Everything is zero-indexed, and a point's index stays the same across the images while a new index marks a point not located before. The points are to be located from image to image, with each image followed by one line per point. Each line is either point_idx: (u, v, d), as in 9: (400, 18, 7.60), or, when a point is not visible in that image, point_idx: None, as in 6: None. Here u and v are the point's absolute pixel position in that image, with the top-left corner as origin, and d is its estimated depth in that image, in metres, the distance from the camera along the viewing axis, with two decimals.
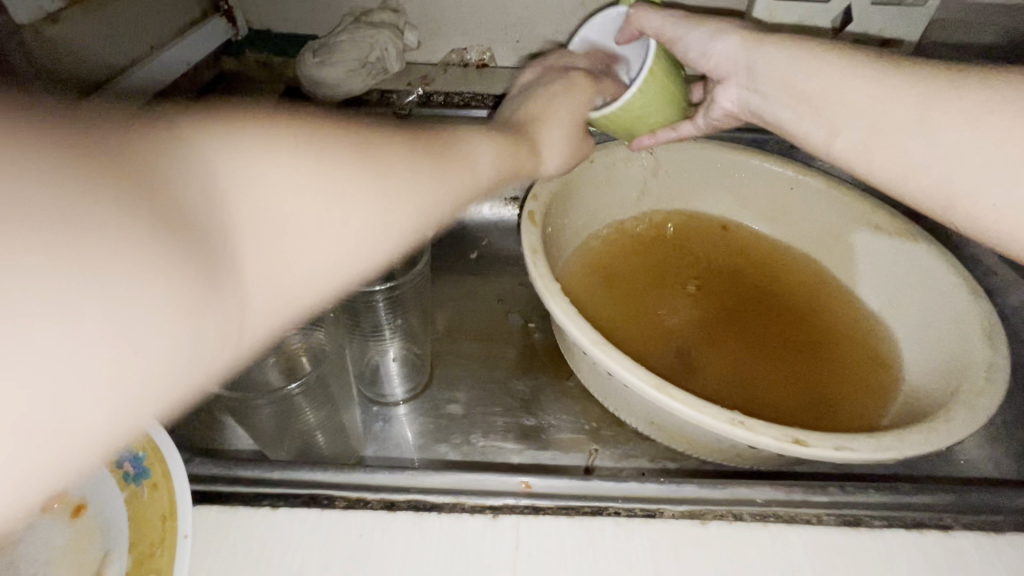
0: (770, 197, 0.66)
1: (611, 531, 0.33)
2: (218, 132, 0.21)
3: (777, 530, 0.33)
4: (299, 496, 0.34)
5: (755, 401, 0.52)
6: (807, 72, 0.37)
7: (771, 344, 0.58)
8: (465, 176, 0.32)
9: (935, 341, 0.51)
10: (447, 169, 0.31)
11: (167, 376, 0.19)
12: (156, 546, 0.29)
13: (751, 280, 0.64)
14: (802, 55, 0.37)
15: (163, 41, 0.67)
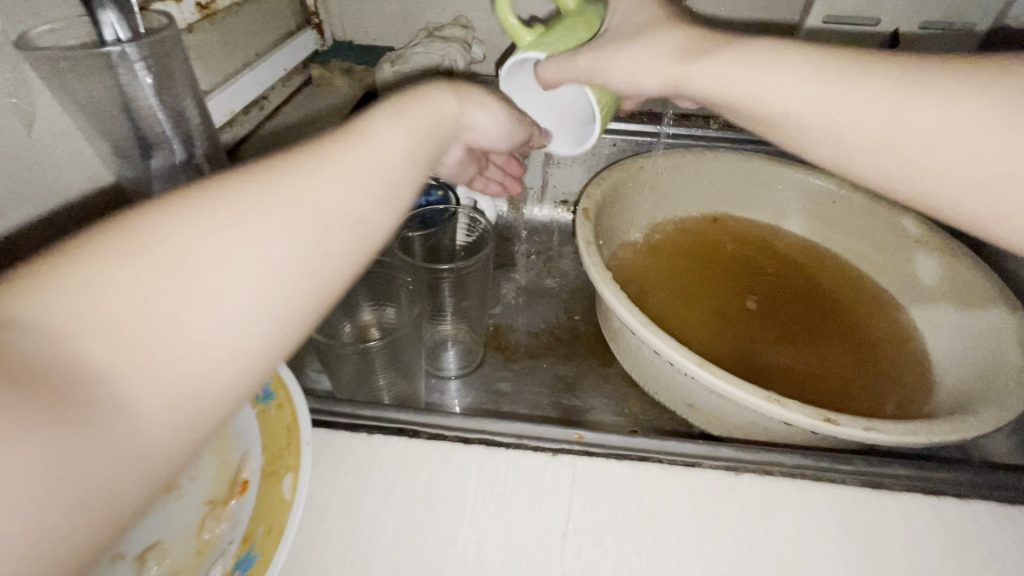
0: (815, 207, 0.70)
1: (655, 475, 0.38)
2: (32, 279, 0.18)
3: (804, 485, 0.37)
4: (389, 428, 0.40)
5: (795, 391, 0.55)
6: None
7: (809, 344, 0.61)
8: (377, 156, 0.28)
9: (971, 344, 0.53)
10: (352, 161, 0.27)
11: (48, 522, 0.16)
12: (284, 449, 0.35)
13: (795, 284, 0.67)
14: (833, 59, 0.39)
15: (266, 49, 0.77)
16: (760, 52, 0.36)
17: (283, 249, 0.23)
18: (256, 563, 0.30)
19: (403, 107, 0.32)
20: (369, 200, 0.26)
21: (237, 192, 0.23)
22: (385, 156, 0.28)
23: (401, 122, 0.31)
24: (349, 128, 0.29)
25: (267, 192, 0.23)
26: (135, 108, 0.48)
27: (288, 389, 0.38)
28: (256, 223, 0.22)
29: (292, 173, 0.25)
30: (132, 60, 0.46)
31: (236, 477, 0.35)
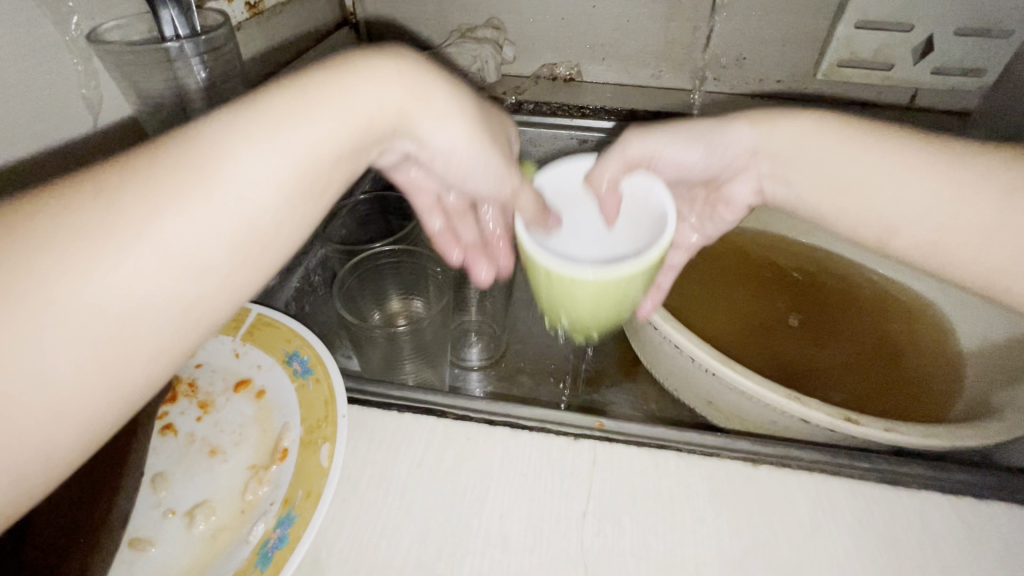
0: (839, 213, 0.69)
1: (674, 463, 0.39)
2: None
3: (821, 479, 0.38)
4: (418, 408, 0.42)
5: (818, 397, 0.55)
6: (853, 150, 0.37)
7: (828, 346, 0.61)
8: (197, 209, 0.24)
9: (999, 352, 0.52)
10: (158, 222, 0.23)
11: None
12: (322, 421, 0.37)
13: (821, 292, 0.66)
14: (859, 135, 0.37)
15: (306, 47, 0.80)
16: (789, 131, 0.39)
17: (63, 325, 0.21)
18: (296, 523, 0.32)
19: (285, 120, 0.26)
20: (178, 270, 0.23)
21: (11, 266, 0.21)
22: (217, 207, 0.24)
23: (266, 151, 0.25)
24: (178, 163, 0.24)
25: (51, 258, 0.21)
26: (187, 103, 0.51)
27: (326, 366, 0.40)
28: (40, 300, 0.21)
29: (86, 226, 0.22)
30: (189, 56, 0.49)
31: (278, 444, 0.37)
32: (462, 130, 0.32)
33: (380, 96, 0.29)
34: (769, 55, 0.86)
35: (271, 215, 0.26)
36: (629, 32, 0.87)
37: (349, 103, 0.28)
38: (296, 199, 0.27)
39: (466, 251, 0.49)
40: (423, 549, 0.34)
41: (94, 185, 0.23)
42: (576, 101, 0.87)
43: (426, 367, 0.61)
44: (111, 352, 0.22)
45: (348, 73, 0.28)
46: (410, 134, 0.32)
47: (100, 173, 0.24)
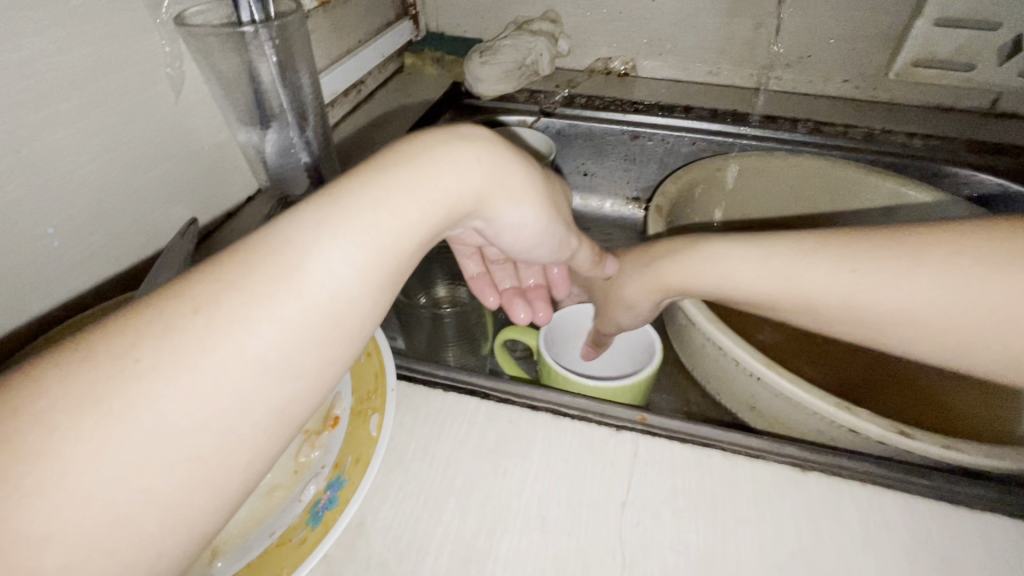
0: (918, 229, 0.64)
1: (717, 460, 0.38)
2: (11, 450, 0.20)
3: (876, 492, 0.37)
4: (461, 389, 0.42)
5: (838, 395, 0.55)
6: (736, 268, 0.44)
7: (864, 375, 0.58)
8: (304, 303, 0.26)
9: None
10: (272, 315, 0.25)
11: None
12: (372, 394, 0.39)
13: None
14: (729, 254, 0.44)
15: (368, 37, 0.82)
16: (675, 268, 0.47)
17: (187, 432, 0.23)
18: (345, 487, 0.33)
19: (362, 222, 0.28)
20: (276, 370, 0.25)
21: (149, 358, 0.23)
22: (308, 309, 0.26)
23: (344, 244, 0.27)
24: (276, 255, 0.26)
25: (169, 372, 0.23)
26: (260, 84, 0.53)
27: (377, 341, 0.42)
28: (175, 383, 0.23)
29: (194, 340, 0.24)
30: (263, 40, 0.51)
31: (329, 413, 0.39)
32: (530, 208, 0.37)
33: (446, 184, 0.32)
34: (837, 53, 0.82)
35: (353, 311, 0.28)
36: (689, 27, 0.85)
37: (415, 193, 0.31)
38: (372, 291, 0.29)
39: (502, 297, 0.53)
40: (464, 523, 0.34)
41: (196, 298, 0.25)
42: (630, 96, 0.86)
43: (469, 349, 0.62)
44: (227, 440, 0.24)
45: (418, 167, 0.31)
46: (479, 215, 0.36)
47: (196, 285, 0.25)
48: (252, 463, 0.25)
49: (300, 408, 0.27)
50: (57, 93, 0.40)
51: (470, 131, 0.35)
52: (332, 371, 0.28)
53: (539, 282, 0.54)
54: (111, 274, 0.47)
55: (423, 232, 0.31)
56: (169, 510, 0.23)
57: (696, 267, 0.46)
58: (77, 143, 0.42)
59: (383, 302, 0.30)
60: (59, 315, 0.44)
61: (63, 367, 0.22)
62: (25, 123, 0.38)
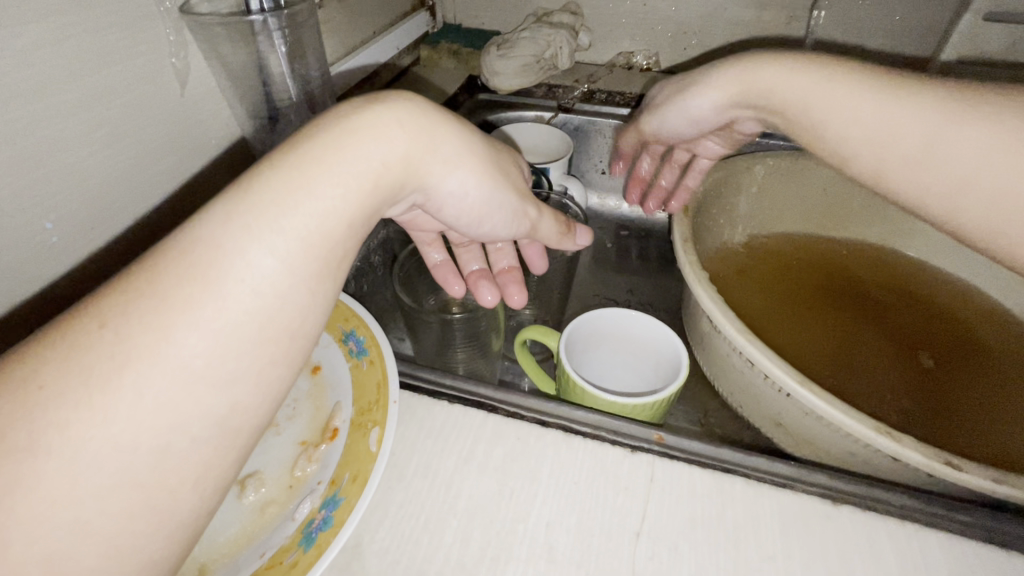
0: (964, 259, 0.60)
1: (741, 488, 0.35)
2: None
3: (915, 529, 0.34)
4: (468, 400, 0.40)
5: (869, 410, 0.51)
6: (807, 88, 0.39)
7: (910, 357, 0.56)
8: (243, 304, 0.24)
9: None
10: (210, 320, 0.24)
11: None
12: (373, 405, 0.37)
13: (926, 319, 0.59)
14: (816, 77, 0.39)
15: (383, 28, 0.80)
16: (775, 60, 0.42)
17: (108, 454, 0.21)
18: (340, 507, 0.31)
19: (279, 206, 0.26)
20: (208, 376, 0.23)
21: (85, 374, 0.21)
22: (232, 307, 0.24)
23: (270, 240, 0.25)
24: (207, 256, 0.24)
25: (79, 394, 0.21)
26: (270, 74, 0.52)
27: (379, 348, 0.40)
28: (118, 400, 0.21)
29: (126, 350, 0.22)
30: (272, 29, 0.50)
31: (329, 424, 0.37)
32: (466, 171, 0.35)
33: (372, 153, 0.30)
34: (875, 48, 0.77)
35: (289, 304, 0.26)
36: (717, 19, 0.81)
37: (339, 170, 0.28)
38: (307, 281, 0.26)
39: (469, 281, 0.51)
40: (465, 548, 0.32)
41: (104, 312, 0.23)
42: (653, 92, 0.82)
43: (478, 355, 0.60)
44: (185, 455, 0.23)
45: (332, 138, 0.29)
46: (416, 188, 0.34)
47: (103, 297, 0.23)
48: (200, 481, 0.23)
49: (245, 414, 0.25)
50: (56, 84, 0.38)
51: (383, 96, 0.32)
52: (278, 370, 0.26)
53: (512, 264, 0.51)
54: (113, 268, 0.46)
55: (357, 208, 0.29)
56: (102, 542, 0.21)
57: (780, 80, 0.41)
58: (79, 135, 0.41)
59: (327, 287, 0.28)
60: (55, 315, 0.43)
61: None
62: (21, 114, 0.37)
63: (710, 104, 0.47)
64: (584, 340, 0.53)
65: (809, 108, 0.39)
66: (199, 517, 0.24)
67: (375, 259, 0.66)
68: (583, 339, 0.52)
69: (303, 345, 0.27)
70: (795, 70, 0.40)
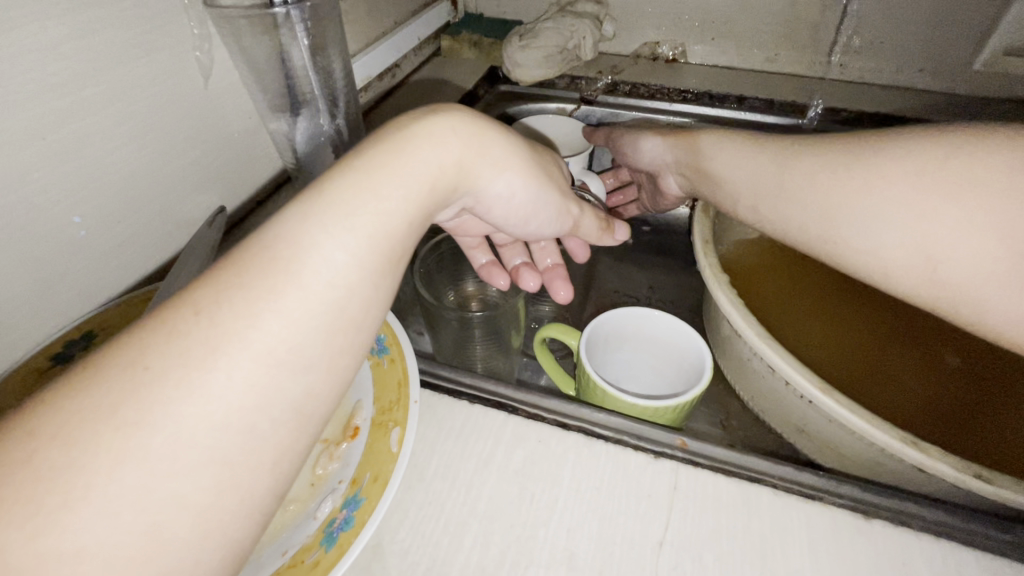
0: None
1: (767, 498, 0.34)
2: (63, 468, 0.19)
3: (950, 548, 0.32)
4: (489, 400, 0.40)
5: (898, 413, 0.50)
6: (721, 155, 0.49)
7: (952, 355, 0.53)
8: (320, 301, 0.24)
9: None
10: (295, 315, 0.24)
11: None
12: (394, 405, 0.37)
13: None
14: (730, 146, 0.49)
15: (404, 18, 0.79)
16: (714, 135, 0.51)
17: (204, 433, 0.21)
18: (362, 507, 0.31)
19: (349, 202, 0.26)
20: (288, 363, 0.23)
21: (178, 362, 0.21)
22: (310, 296, 0.24)
23: (343, 237, 0.25)
24: (282, 252, 0.24)
25: (177, 381, 0.21)
26: (290, 68, 0.52)
27: (401, 347, 0.40)
28: (213, 389, 0.21)
29: (215, 341, 0.22)
30: (294, 23, 0.50)
31: (350, 422, 0.37)
32: (514, 173, 0.35)
33: (419, 158, 0.30)
34: (914, 40, 0.74)
35: (358, 296, 0.26)
36: (747, 9, 0.79)
37: (392, 172, 0.29)
38: (374, 274, 0.27)
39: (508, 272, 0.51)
40: (485, 552, 0.32)
41: (198, 298, 0.23)
42: (678, 83, 0.80)
43: (497, 352, 0.59)
44: (267, 451, 0.23)
45: (389, 144, 0.30)
46: (466, 192, 0.34)
47: (198, 284, 0.23)
48: (277, 466, 0.23)
49: (320, 402, 0.25)
50: (84, 78, 0.39)
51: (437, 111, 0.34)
52: (338, 362, 0.25)
53: (557, 262, 0.52)
54: (137, 259, 0.47)
55: (415, 208, 0.29)
56: (195, 524, 0.21)
57: (710, 149, 0.51)
58: (106, 129, 0.41)
59: (390, 282, 0.28)
60: (82, 305, 0.43)
61: (82, 379, 0.21)
62: (50, 109, 0.37)
63: (655, 148, 0.57)
64: (606, 338, 0.52)
65: (723, 174, 0.49)
66: (273, 504, 0.24)
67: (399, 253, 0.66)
68: (604, 336, 0.51)
69: (368, 336, 0.27)
70: (723, 141, 0.50)
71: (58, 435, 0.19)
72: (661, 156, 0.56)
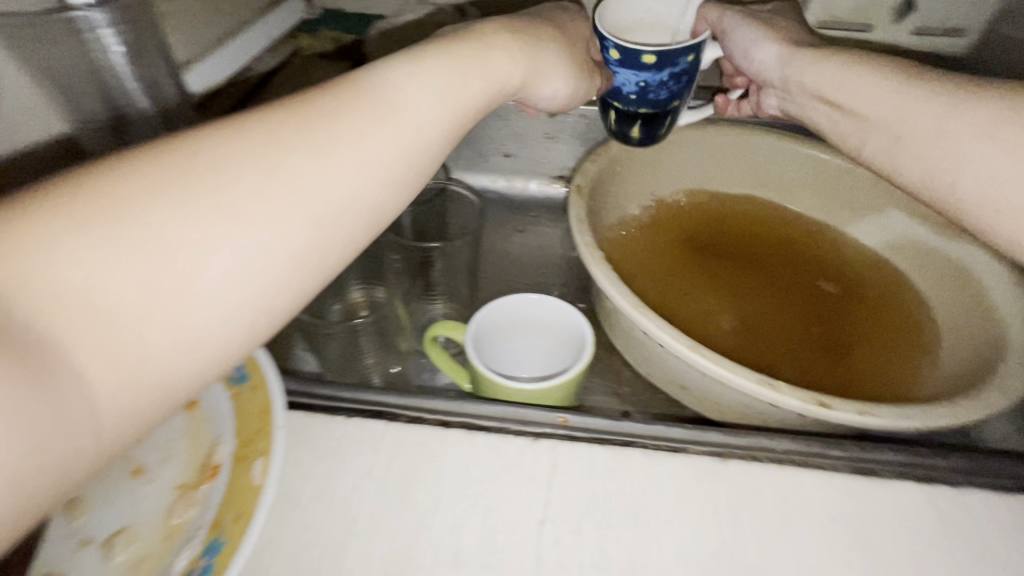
0: (848, 193, 0.66)
1: (639, 460, 0.37)
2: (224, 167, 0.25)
3: (792, 472, 0.36)
4: (366, 411, 0.39)
5: (764, 359, 0.55)
6: (837, 83, 0.44)
7: (803, 301, 0.61)
8: (395, 132, 0.30)
9: (970, 345, 0.52)
10: (384, 130, 0.29)
11: None
12: (257, 433, 0.34)
13: (813, 260, 0.65)
14: (836, 69, 0.44)
15: (249, 18, 0.73)
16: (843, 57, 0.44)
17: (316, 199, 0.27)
18: (223, 550, 0.29)
19: (438, 66, 0.33)
20: (375, 173, 0.29)
21: (310, 138, 0.27)
22: (402, 131, 0.30)
23: (432, 93, 0.32)
24: (377, 90, 0.30)
25: (309, 151, 0.27)
26: (106, 77, 0.47)
27: (262, 371, 0.37)
28: (321, 167, 0.27)
29: (334, 132, 0.28)
30: (100, 27, 0.44)
31: (208, 461, 0.34)
32: (557, 81, 0.42)
33: (494, 65, 0.36)
34: None
35: (426, 150, 0.32)
36: None
37: (465, 63, 0.34)
38: (441, 135, 0.32)
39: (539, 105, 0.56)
40: (365, 567, 0.32)
41: (285, 114, 0.28)
42: None
43: (389, 357, 0.59)
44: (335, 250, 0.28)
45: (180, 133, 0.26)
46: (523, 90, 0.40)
47: (322, 94, 0.29)
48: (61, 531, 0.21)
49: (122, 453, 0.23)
50: None
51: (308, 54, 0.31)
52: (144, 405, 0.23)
53: None
54: None
55: None
56: None
57: (822, 74, 0.45)
58: None
59: None
60: None
61: (246, 124, 0.27)
62: None
63: (773, 56, 0.49)
64: (492, 327, 0.52)
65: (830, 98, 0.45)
66: None
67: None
68: (489, 327, 0.52)
69: None
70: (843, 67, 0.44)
71: (238, 149, 0.26)
72: (778, 69, 0.48)
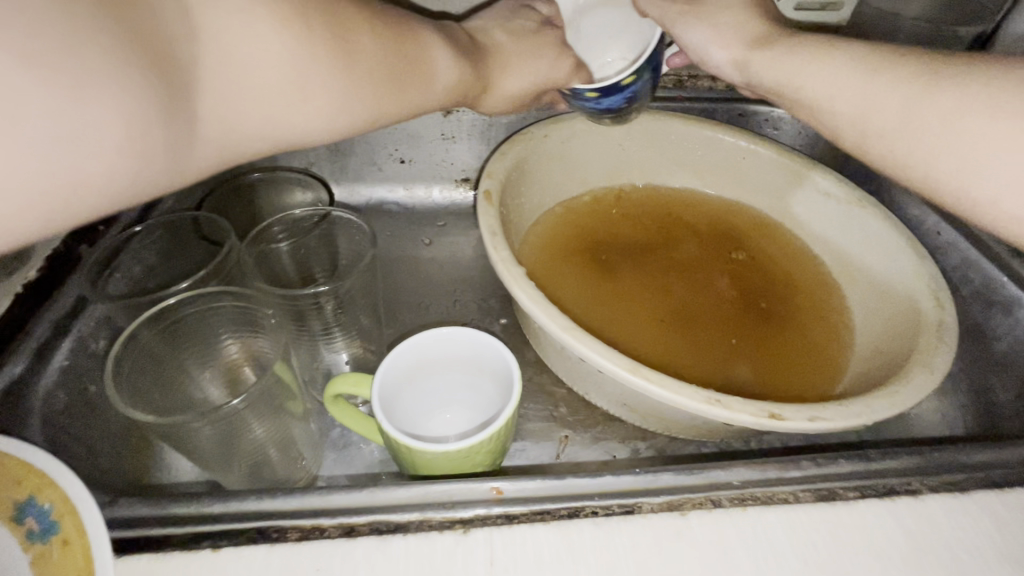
0: (756, 172, 0.64)
1: (589, 533, 0.31)
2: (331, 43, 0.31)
3: (756, 512, 0.32)
4: (245, 531, 0.31)
5: (694, 365, 0.52)
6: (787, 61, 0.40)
7: (727, 291, 0.59)
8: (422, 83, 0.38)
9: (889, 320, 0.52)
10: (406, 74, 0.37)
11: None
12: None
13: (729, 246, 0.63)
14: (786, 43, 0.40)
15: None
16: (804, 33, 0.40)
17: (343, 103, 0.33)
18: None
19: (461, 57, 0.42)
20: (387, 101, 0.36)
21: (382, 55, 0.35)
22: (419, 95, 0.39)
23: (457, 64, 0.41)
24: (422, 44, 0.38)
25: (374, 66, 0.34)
26: None
27: (77, 516, 0.27)
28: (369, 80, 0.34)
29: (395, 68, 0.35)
30: None
31: None
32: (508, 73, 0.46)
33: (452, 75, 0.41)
34: None
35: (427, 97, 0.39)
36: None
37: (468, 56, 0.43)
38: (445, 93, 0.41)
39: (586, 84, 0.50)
40: None
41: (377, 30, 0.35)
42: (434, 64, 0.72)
43: (283, 423, 0.45)
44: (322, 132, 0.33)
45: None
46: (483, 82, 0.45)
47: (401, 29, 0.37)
48: None
49: None
50: None
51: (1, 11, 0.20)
52: None
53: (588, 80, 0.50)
54: None
55: None
56: None
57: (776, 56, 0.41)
58: None
59: None
60: None
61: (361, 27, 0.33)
62: None
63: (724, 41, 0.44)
64: (405, 376, 0.44)
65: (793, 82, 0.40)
66: None
67: (69, 363, 0.42)
68: (400, 377, 0.44)
69: None
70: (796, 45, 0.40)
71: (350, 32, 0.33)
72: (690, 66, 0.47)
